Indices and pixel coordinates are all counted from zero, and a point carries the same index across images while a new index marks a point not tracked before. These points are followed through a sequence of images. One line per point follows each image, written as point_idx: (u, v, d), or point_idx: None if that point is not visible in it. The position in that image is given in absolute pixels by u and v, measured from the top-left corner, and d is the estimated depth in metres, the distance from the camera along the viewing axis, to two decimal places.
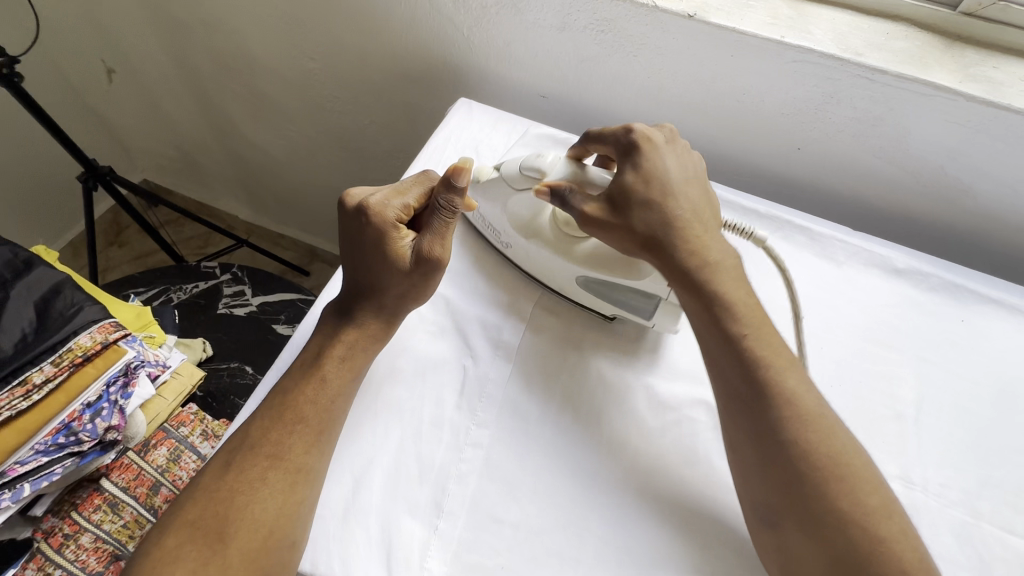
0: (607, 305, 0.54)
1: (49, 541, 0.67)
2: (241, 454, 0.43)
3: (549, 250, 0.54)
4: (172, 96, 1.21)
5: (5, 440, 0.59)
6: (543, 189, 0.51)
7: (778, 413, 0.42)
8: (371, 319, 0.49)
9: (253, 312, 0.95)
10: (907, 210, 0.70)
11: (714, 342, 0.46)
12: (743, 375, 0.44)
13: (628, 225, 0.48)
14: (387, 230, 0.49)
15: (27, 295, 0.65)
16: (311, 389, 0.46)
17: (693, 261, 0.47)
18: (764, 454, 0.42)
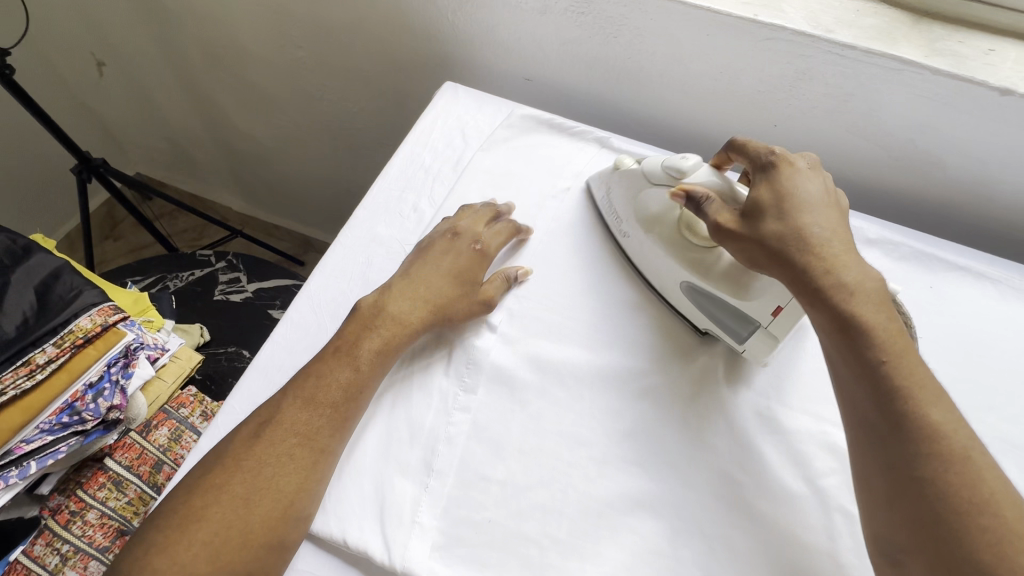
0: (701, 315, 0.54)
1: (57, 518, 0.70)
2: (271, 427, 0.45)
3: (668, 252, 0.55)
4: (164, 87, 1.22)
5: (11, 418, 0.61)
6: (678, 195, 0.51)
7: (914, 450, 0.39)
8: (420, 316, 0.52)
9: (249, 299, 0.97)
10: (880, 183, 0.73)
11: (847, 365, 0.43)
12: (876, 403, 0.41)
13: (757, 237, 0.47)
14: (481, 261, 0.56)
15: (27, 280, 0.67)
16: (345, 376, 0.48)
17: (827, 283, 0.44)
18: (895, 484, 0.39)
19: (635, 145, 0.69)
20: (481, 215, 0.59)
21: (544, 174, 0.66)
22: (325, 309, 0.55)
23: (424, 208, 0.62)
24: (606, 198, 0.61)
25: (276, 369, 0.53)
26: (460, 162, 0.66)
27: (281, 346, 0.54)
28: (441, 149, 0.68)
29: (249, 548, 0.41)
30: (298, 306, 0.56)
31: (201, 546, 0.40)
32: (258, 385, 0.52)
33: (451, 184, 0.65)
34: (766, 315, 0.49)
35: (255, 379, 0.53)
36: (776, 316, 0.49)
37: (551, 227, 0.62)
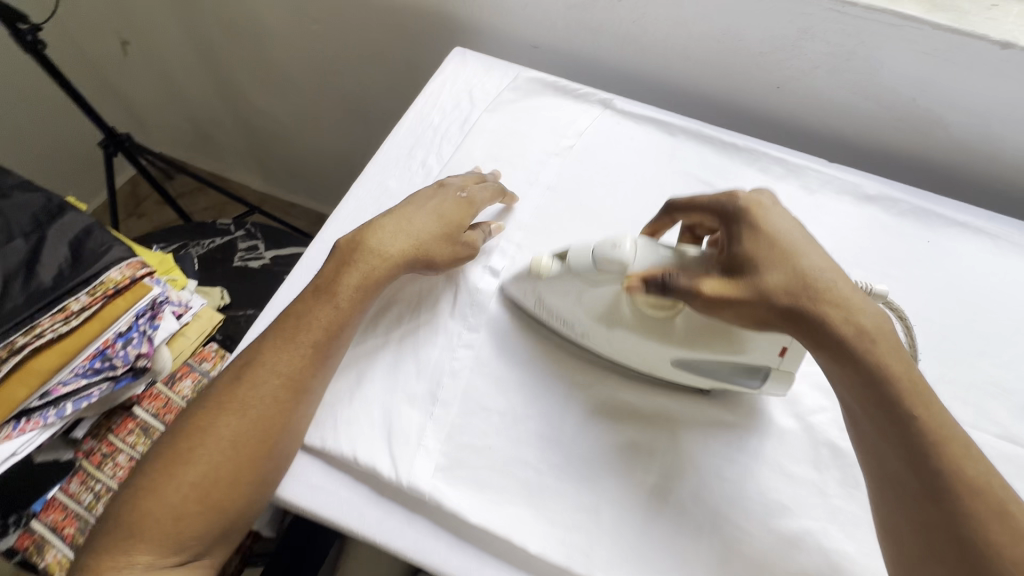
0: (706, 379, 0.49)
1: (90, 459, 0.75)
2: (251, 371, 0.47)
3: (641, 335, 0.48)
4: (185, 65, 1.26)
5: (49, 360, 0.65)
6: (637, 282, 0.45)
7: (953, 510, 0.36)
8: (402, 249, 0.52)
9: (266, 265, 1.01)
10: (882, 145, 0.73)
11: (873, 423, 0.40)
12: (909, 465, 0.38)
13: (764, 298, 0.43)
14: (464, 205, 0.56)
15: (61, 235, 0.71)
16: (325, 314, 0.49)
17: (841, 333, 0.41)
18: (936, 547, 0.37)
19: (637, 106, 0.71)
20: (468, 176, 0.59)
21: (549, 133, 0.68)
22: None
23: (432, 164, 0.65)
24: (539, 302, 0.52)
25: None
26: (466, 122, 0.68)
27: (296, 287, 0.58)
28: (448, 110, 0.70)
29: (236, 483, 0.44)
30: (313, 251, 0.60)
31: (190, 487, 0.43)
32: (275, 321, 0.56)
33: (458, 142, 0.67)
34: (773, 356, 0.46)
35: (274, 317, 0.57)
36: (784, 356, 0.46)
37: (554, 182, 0.64)
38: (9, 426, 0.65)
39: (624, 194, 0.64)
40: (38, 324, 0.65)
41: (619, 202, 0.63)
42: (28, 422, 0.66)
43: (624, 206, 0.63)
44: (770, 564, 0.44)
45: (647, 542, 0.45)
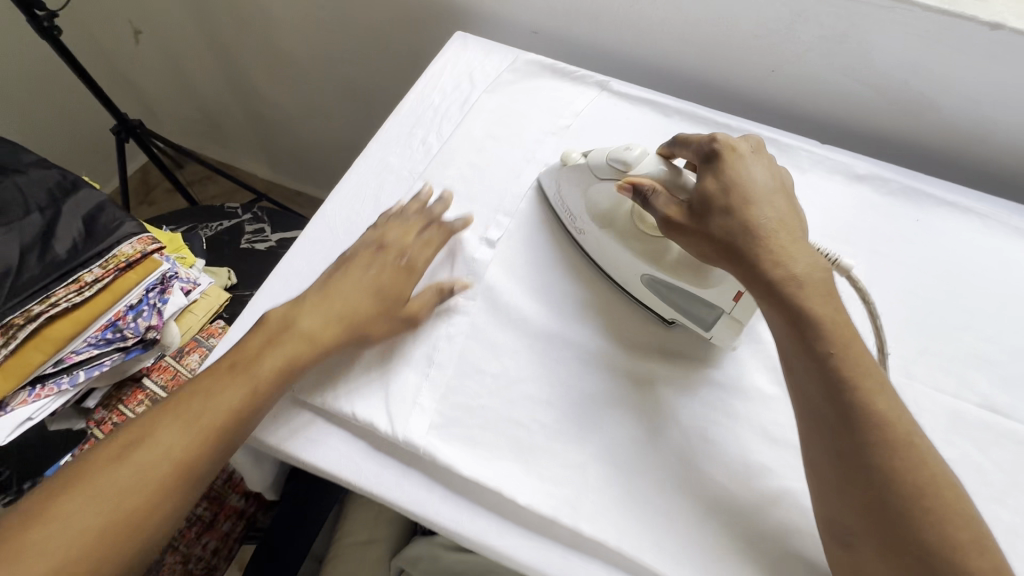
0: (668, 307, 0.53)
1: (101, 428, 0.79)
2: (138, 452, 0.44)
3: (623, 244, 0.54)
4: (194, 54, 1.29)
5: (63, 329, 0.68)
6: (625, 187, 0.51)
7: (865, 440, 0.40)
8: (333, 331, 0.51)
9: (272, 247, 1.03)
10: (876, 128, 0.74)
11: (801, 362, 0.43)
12: (827, 398, 0.41)
13: (706, 231, 0.47)
14: (403, 277, 0.54)
15: (74, 211, 0.74)
16: (239, 396, 0.47)
17: (775, 275, 0.44)
18: (847, 475, 0.40)
19: (633, 88, 0.72)
20: (412, 227, 0.58)
21: (546, 113, 0.70)
22: (339, 227, 0.60)
23: (432, 142, 0.67)
24: (557, 192, 0.59)
25: (296, 277, 0.58)
26: (466, 102, 0.70)
27: (299, 257, 0.59)
28: (448, 91, 0.72)
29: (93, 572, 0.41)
30: (315, 224, 0.61)
31: None
32: (280, 289, 0.57)
33: (457, 121, 0.69)
34: (727, 299, 0.49)
35: (277, 285, 0.58)
36: (737, 302, 0.49)
37: (550, 160, 0.66)
38: (25, 392, 0.68)
39: None
40: (53, 294, 0.67)
41: None
42: (43, 388, 0.69)
43: None
44: (750, 521, 0.46)
45: (633, 498, 0.46)
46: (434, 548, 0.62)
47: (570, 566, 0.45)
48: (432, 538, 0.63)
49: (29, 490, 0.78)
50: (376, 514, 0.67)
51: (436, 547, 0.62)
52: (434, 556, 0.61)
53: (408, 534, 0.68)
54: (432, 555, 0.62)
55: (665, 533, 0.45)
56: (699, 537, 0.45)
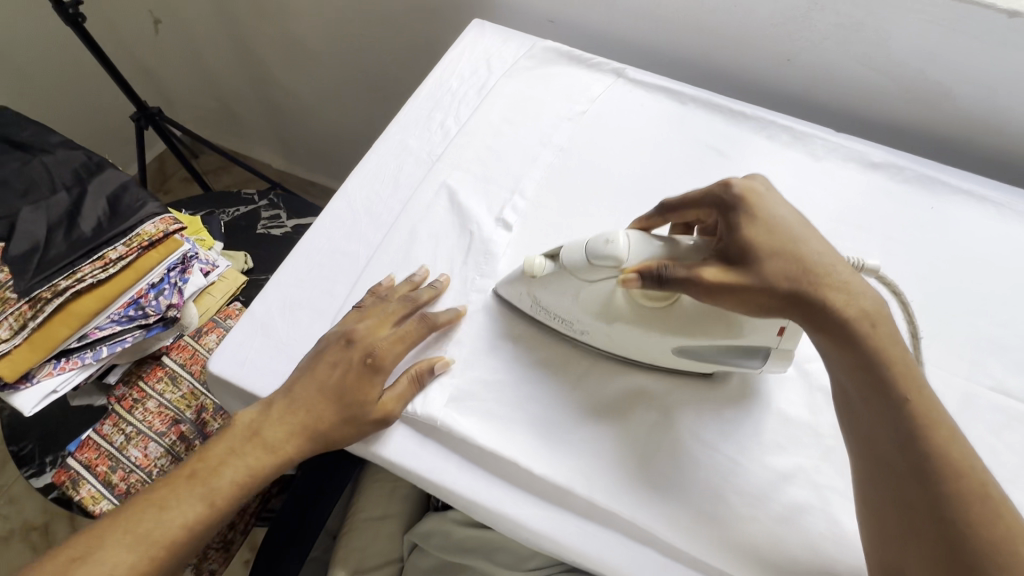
0: (708, 364, 0.49)
1: (122, 404, 0.79)
2: (85, 567, 0.45)
3: (640, 329, 0.47)
4: (213, 43, 1.31)
5: (88, 305, 0.70)
6: (632, 277, 0.44)
7: (937, 489, 0.37)
8: (288, 448, 0.48)
9: (288, 233, 1.05)
10: (889, 118, 0.75)
11: (866, 405, 0.41)
12: (895, 445, 0.39)
13: (764, 282, 0.42)
14: (371, 377, 0.49)
15: (99, 190, 0.75)
16: (192, 512, 0.47)
17: (842, 315, 0.41)
18: (914, 525, 0.37)
19: (649, 75, 0.73)
20: (389, 315, 0.52)
21: (563, 99, 0.70)
22: (360, 205, 0.61)
23: (450, 125, 0.68)
24: (535, 304, 0.51)
25: (318, 252, 0.58)
26: (483, 87, 0.71)
27: (320, 234, 0.59)
28: (466, 76, 0.73)
29: None
30: (336, 203, 0.61)
31: None
32: (302, 265, 0.57)
33: (475, 105, 0.70)
34: (772, 337, 0.46)
35: (300, 262, 0.57)
36: (781, 336, 0.46)
37: (567, 144, 0.67)
38: (50, 364, 0.70)
39: (635, 156, 0.66)
40: (79, 270, 0.69)
41: (631, 164, 0.66)
42: (67, 361, 0.71)
43: (635, 167, 0.65)
44: (763, 495, 0.46)
45: (647, 470, 0.47)
46: (445, 523, 0.63)
47: (586, 534, 0.46)
48: (444, 513, 0.64)
49: (51, 463, 0.80)
50: (390, 490, 0.68)
51: (448, 522, 0.63)
52: (446, 531, 0.62)
53: (421, 510, 0.69)
54: (444, 530, 0.63)
55: (678, 505, 0.46)
56: (712, 510, 0.46)
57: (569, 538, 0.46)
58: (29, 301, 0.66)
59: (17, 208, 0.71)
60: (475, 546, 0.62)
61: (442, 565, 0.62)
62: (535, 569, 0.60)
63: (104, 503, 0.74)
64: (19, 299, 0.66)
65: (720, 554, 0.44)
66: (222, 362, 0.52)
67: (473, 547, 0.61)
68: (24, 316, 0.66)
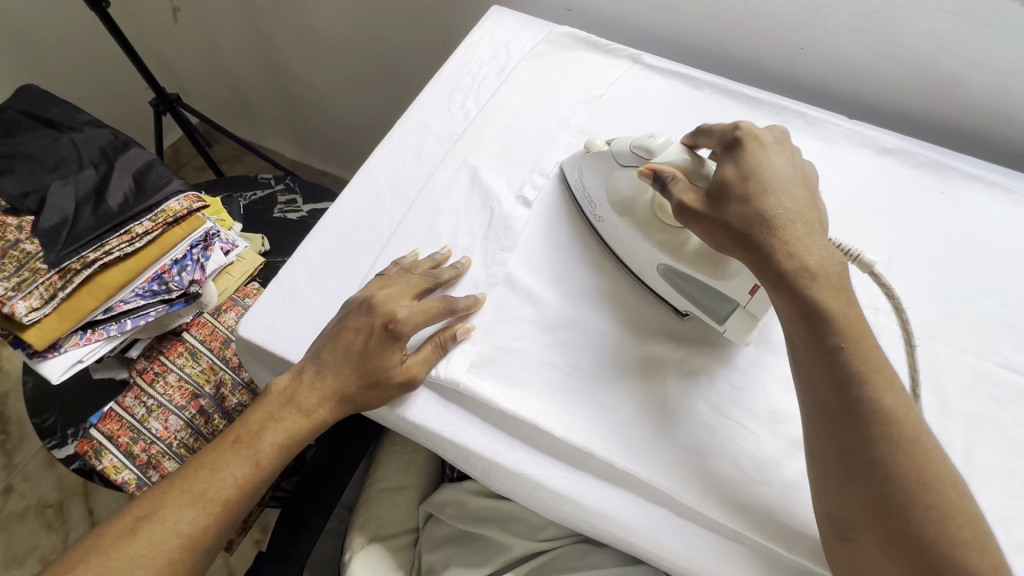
0: (682, 299, 0.52)
1: (143, 377, 0.81)
2: (149, 525, 0.47)
3: (641, 233, 0.53)
4: (230, 32, 1.33)
5: (114, 278, 0.71)
6: (646, 173, 0.50)
7: (870, 434, 0.40)
8: (324, 410, 0.50)
9: (304, 217, 1.06)
10: (902, 106, 0.76)
11: (813, 355, 0.42)
12: (835, 392, 0.41)
13: (720, 218, 0.46)
14: (395, 344, 0.50)
15: (126, 167, 0.77)
16: (241, 471, 0.49)
17: (788, 266, 0.43)
18: (854, 471, 0.40)
19: (665, 61, 0.74)
20: (411, 286, 0.52)
21: (581, 83, 0.72)
22: (384, 180, 0.63)
23: (470, 106, 0.70)
24: (580, 182, 0.59)
25: (343, 224, 0.60)
26: (503, 71, 0.73)
27: (345, 207, 0.61)
28: (487, 60, 0.74)
29: None
30: (360, 178, 0.63)
31: None
32: (328, 235, 0.59)
33: (495, 88, 0.71)
34: (744, 294, 0.49)
35: (326, 233, 0.59)
36: (752, 296, 0.49)
37: (585, 126, 0.68)
38: (77, 335, 0.71)
39: None
40: (107, 243, 0.71)
41: None
42: (93, 332, 0.72)
43: None
44: (776, 462, 0.47)
45: (664, 434, 0.48)
46: (460, 494, 0.64)
47: (603, 493, 0.48)
48: (459, 484, 0.65)
49: (72, 435, 0.82)
50: (406, 462, 0.69)
51: (464, 492, 0.64)
52: (461, 501, 0.64)
53: (435, 482, 0.71)
54: (460, 500, 0.64)
55: (695, 470, 0.47)
56: (726, 474, 0.47)
57: (586, 497, 0.48)
58: (59, 272, 0.68)
59: (47, 182, 0.73)
60: (491, 515, 0.63)
61: (458, 535, 0.63)
62: (549, 539, 0.61)
63: (125, 472, 0.76)
64: (49, 269, 0.68)
65: (734, 515, 0.46)
66: (252, 327, 0.54)
67: (489, 517, 0.63)
68: (55, 286, 0.67)
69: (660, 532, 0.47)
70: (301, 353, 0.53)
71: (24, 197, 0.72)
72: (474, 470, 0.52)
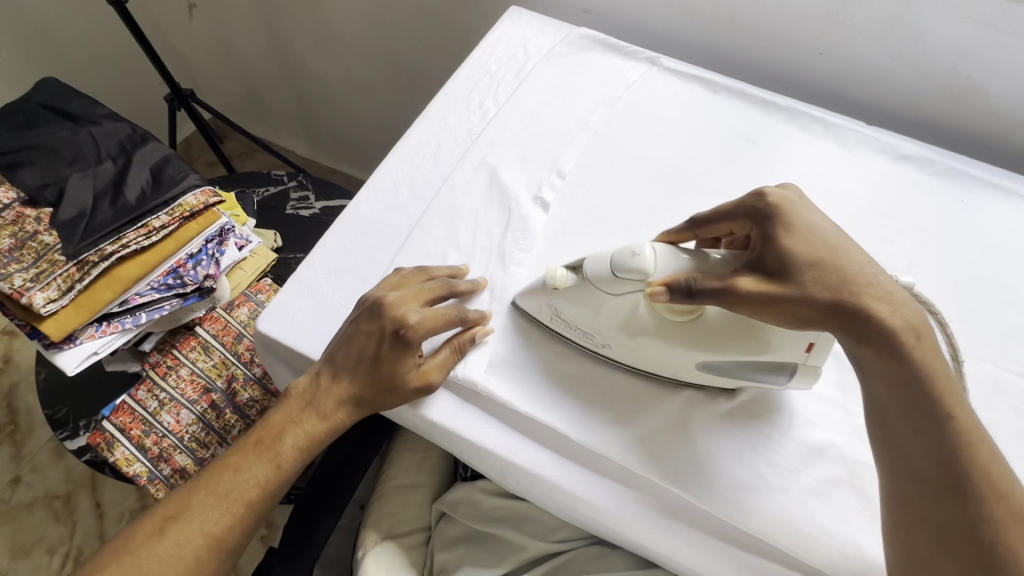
0: (734, 381, 0.48)
1: (156, 370, 0.81)
2: (177, 525, 0.48)
3: (666, 344, 0.47)
4: (246, 29, 1.34)
5: (130, 270, 0.72)
6: (660, 290, 0.44)
7: (974, 510, 0.37)
8: (342, 413, 0.50)
9: (316, 215, 1.06)
10: (919, 113, 0.75)
11: (906, 422, 0.41)
12: (937, 465, 0.39)
13: (804, 292, 0.43)
14: (409, 351, 0.49)
15: (143, 162, 0.77)
16: (263, 473, 0.49)
17: (888, 332, 0.42)
18: (951, 548, 0.37)
19: (683, 65, 0.74)
20: (424, 291, 0.51)
21: (599, 85, 0.72)
22: (402, 178, 0.63)
23: (489, 106, 0.70)
24: (555, 314, 0.50)
25: (362, 221, 0.60)
26: (522, 71, 0.73)
27: (364, 204, 0.61)
28: (505, 60, 0.74)
29: None
30: (379, 175, 0.63)
31: None
32: (347, 232, 0.59)
33: (513, 88, 0.71)
34: (800, 352, 0.46)
35: (344, 229, 0.59)
36: (810, 350, 0.46)
37: (602, 128, 0.68)
38: (93, 327, 0.72)
39: (670, 142, 0.67)
40: (124, 236, 0.71)
41: (666, 150, 0.67)
42: (109, 325, 0.73)
43: (671, 153, 0.67)
44: (793, 468, 0.47)
45: (682, 437, 0.48)
46: (474, 493, 0.64)
47: (620, 496, 0.48)
48: (473, 483, 0.65)
49: (84, 427, 0.82)
50: (420, 460, 0.69)
51: (478, 491, 0.64)
52: (474, 500, 0.64)
53: (449, 481, 0.71)
54: (473, 498, 0.64)
55: (712, 474, 0.47)
56: (745, 477, 0.47)
57: (603, 499, 0.48)
58: (77, 264, 0.68)
59: (66, 175, 0.74)
60: (504, 516, 0.63)
61: (470, 534, 0.63)
62: (561, 541, 0.61)
63: (137, 465, 0.77)
64: (67, 261, 0.68)
65: (753, 521, 0.46)
66: (272, 322, 0.54)
67: (502, 517, 0.63)
68: (72, 278, 0.68)
69: (678, 536, 0.47)
70: (320, 349, 0.53)
71: (43, 189, 0.72)
72: (489, 470, 0.52)
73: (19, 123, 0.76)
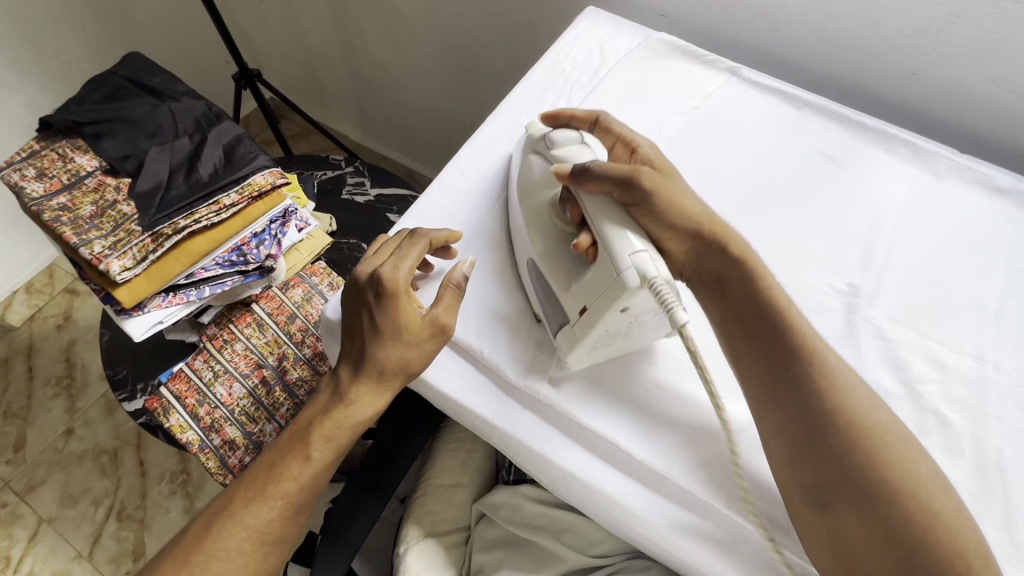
0: (537, 298, 0.54)
1: (213, 343, 0.83)
2: (222, 521, 0.49)
3: (528, 219, 0.54)
4: (314, 14, 1.36)
5: (201, 245, 0.74)
6: (563, 171, 0.51)
7: (822, 406, 0.44)
8: (367, 390, 0.51)
9: (371, 202, 1.06)
10: (1016, 140, 0.71)
11: (755, 341, 0.48)
12: (791, 361, 0.46)
13: (643, 197, 0.50)
14: (397, 297, 0.50)
15: (217, 139, 0.79)
16: (297, 467, 0.51)
17: (723, 267, 0.50)
18: (809, 421, 0.44)
19: (766, 77, 0.71)
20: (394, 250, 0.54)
21: (675, 94, 0.70)
22: (474, 176, 0.63)
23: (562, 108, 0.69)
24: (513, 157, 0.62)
25: (432, 217, 0.60)
26: (597, 74, 0.72)
27: (434, 200, 0.61)
28: (580, 62, 0.73)
29: None
30: (450, 170, 0.63)
31: None
32: (414, 228, 0.59)
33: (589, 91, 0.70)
34: (574, 308, 0.48)
35: (412, 224, 0.60)
36: (580, 314, 0.48)
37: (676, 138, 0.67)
38: (160, 297, 0.74)
39: (746, 157, 0.66)
40: (197, 212, 0.73)
41: (740, 166, 0.65)
42: (175, 296, 0.75)
43: (745, 169, 0.65)
44: None
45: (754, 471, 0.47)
46: (516, 498, 0.65)
47: (674, 520, 0.47)
48: (515, 488, 0.66)
49: (142, 390, 0.85)
50: (462, 462, 0.70)
51: (520, 497, 0.65)
52: (517, 505, 0.64)
53: (488, 485, 0.72)
54: (514, 504, 0.65)
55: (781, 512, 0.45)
56: None
57: (658, 520, 0.47)
58: (152, 235, 0.71)
59: (144, 148, 0.76)
60: (544, 524, 0.63)
61: (509, 539, 0.63)
62: (599, 555, 0.62)
63: (190, 433, 0.79)
64: (143, 231, 0.70)
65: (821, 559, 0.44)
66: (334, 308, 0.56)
67: (543, 526, 0.63)
68: (147, 249, 0.70)
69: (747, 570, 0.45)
70: None
71: (124, 159, 0.75)
72: (543, 476, 0.52)
73: (106, 95, 0.80)
